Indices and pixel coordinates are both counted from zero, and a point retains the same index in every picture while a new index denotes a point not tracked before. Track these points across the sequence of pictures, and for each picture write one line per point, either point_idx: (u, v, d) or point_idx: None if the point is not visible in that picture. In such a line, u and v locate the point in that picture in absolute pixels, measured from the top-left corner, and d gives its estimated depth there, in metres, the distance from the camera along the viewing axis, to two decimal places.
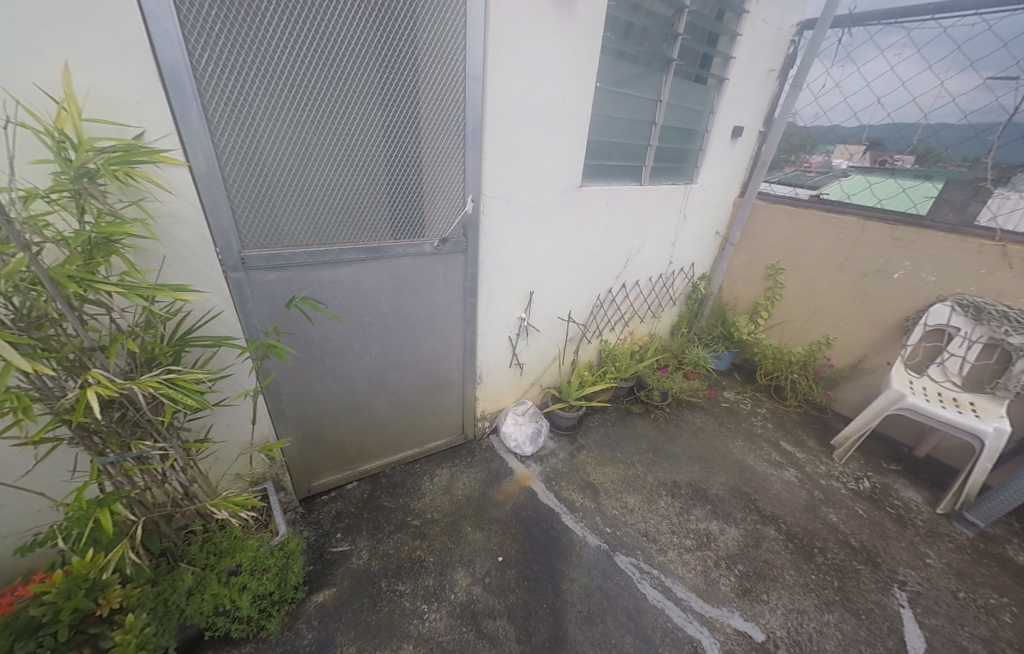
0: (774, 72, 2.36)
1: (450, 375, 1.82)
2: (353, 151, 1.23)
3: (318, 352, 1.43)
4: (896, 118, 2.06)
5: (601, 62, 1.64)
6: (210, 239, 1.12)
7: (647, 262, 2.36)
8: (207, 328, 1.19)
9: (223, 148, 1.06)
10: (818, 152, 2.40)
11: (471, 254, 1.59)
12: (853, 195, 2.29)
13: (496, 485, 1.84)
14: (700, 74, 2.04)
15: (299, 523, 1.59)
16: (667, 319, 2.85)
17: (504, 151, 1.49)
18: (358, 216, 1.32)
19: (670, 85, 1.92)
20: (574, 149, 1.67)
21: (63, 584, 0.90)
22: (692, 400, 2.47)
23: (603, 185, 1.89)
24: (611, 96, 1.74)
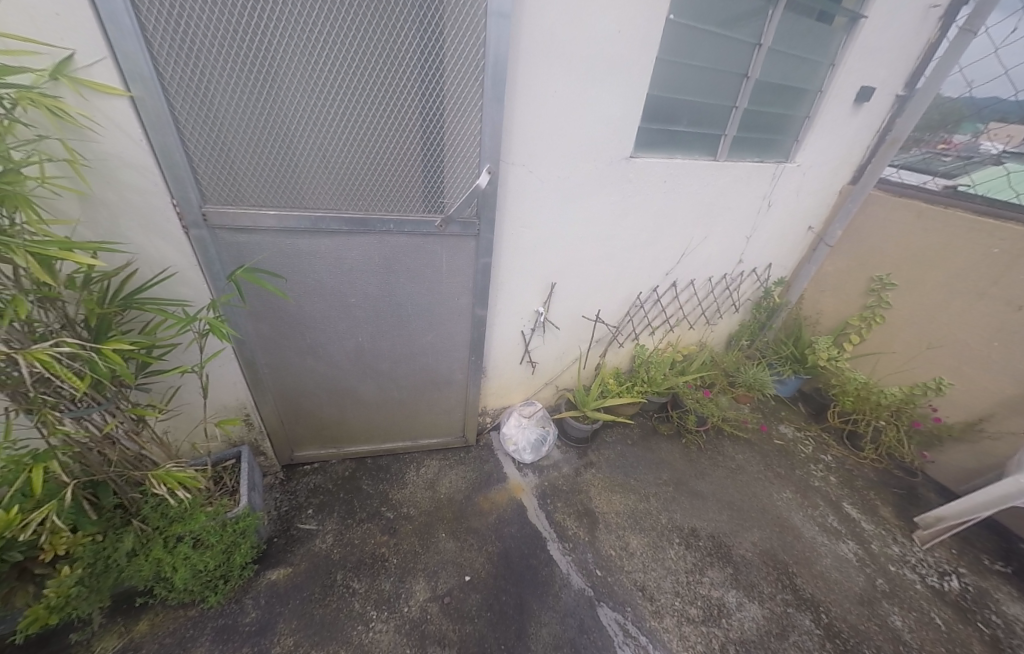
0: (939, 8, 1.68)
1: (452, 374, 1.59)
2: (339, 94, 0.96)
3: (294, 329, 1.25)
4: None
5: None
6: (165, 188, 0.95)
7: (708, 259, 1.91)
8: (166, 288, 1.07)
9: (173, 80, 0.85)
10: (962, 132, 1.81)
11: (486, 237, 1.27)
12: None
13: (483, 491, 1.66)
14: (828, 9, 1.49)
15: (275, 490, 1.55)
16: (724, 327, 2.34)
17: (533, 105, 1.15)
18: (347, 180, 1.07)
19: (776, 25, 1.41)
20: (629, 108, 1.29)
21: None
22: (736, 434, 2.03)
23: (663, 159, 1.47)
24: (690, 35, 1.30)
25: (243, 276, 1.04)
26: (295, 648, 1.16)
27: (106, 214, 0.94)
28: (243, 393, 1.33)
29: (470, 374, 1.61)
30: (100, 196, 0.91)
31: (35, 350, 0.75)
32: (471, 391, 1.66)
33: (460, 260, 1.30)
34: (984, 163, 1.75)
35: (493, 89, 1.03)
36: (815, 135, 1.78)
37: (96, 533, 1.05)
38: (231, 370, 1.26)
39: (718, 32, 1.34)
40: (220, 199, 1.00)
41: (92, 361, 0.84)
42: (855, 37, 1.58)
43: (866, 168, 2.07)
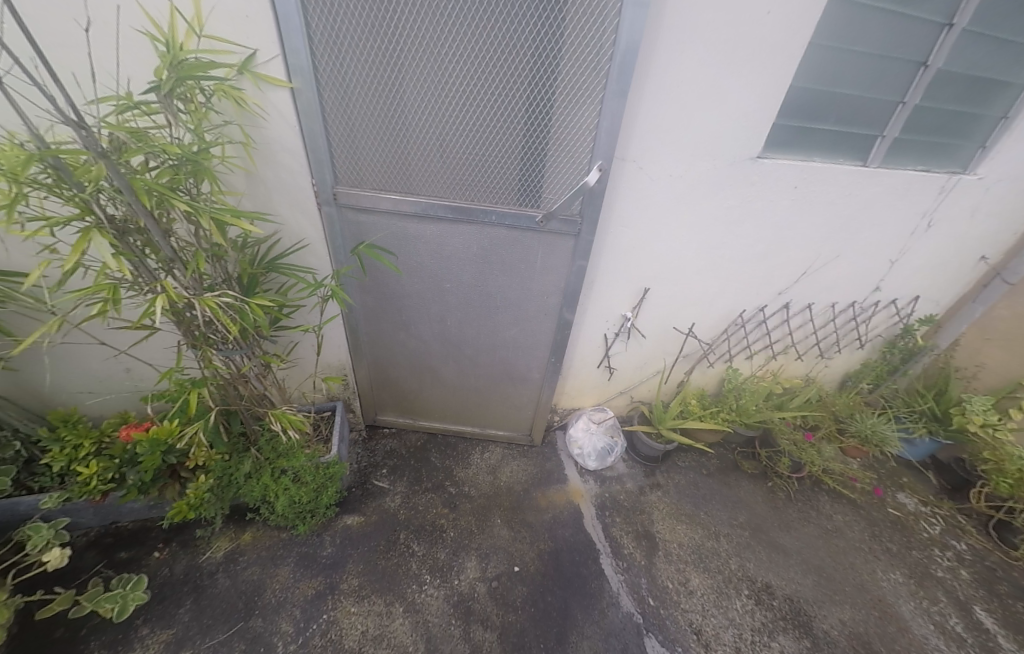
0: None
1: (528, 372, 1.58)
2: (462, 86, 0.98)
3: (393, 305, 1.36)
4: None
5: None
6: (307, 169, 1.08)
7: (835, 283, 1.63)
8: (299, 257, 1.23)
9: (326, 72, 0.95)
10: None
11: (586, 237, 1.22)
12: None
13: (542, 488, 1.67)
14: None
15: (359, 445, 1.73)
16: (843, 363, 1.96)
17: (655, 99, 1.07)
18: (458, 169, 1.10)
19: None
20: (769, 103, 1.12)
21: (148, 443, 1.12)
22: (839, 490, 1.74)
23: (800, 163, 1.27)
24: (859, 15, 1.08)
25: (365, 250, 1.16)
26: (360, 588, 1.30)
27: (263, 189, 1.09)
28: (345, 355, 1.50)
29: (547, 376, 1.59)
30: (262, 175, 1.07)
31: (207, 297, 0.91)
32: (544, 394, 1.63)
33: (552, 258, 1.27)
34: None
35: (617, 83, 0.96)
36: (1018, 141, 1.38)
37: (225, 452, 1.29)
38: (339, 334, 1.42)
39: (894, 10, 1.10)
40: (349, 181, 1.11)
41: (243, 311, 1.00)
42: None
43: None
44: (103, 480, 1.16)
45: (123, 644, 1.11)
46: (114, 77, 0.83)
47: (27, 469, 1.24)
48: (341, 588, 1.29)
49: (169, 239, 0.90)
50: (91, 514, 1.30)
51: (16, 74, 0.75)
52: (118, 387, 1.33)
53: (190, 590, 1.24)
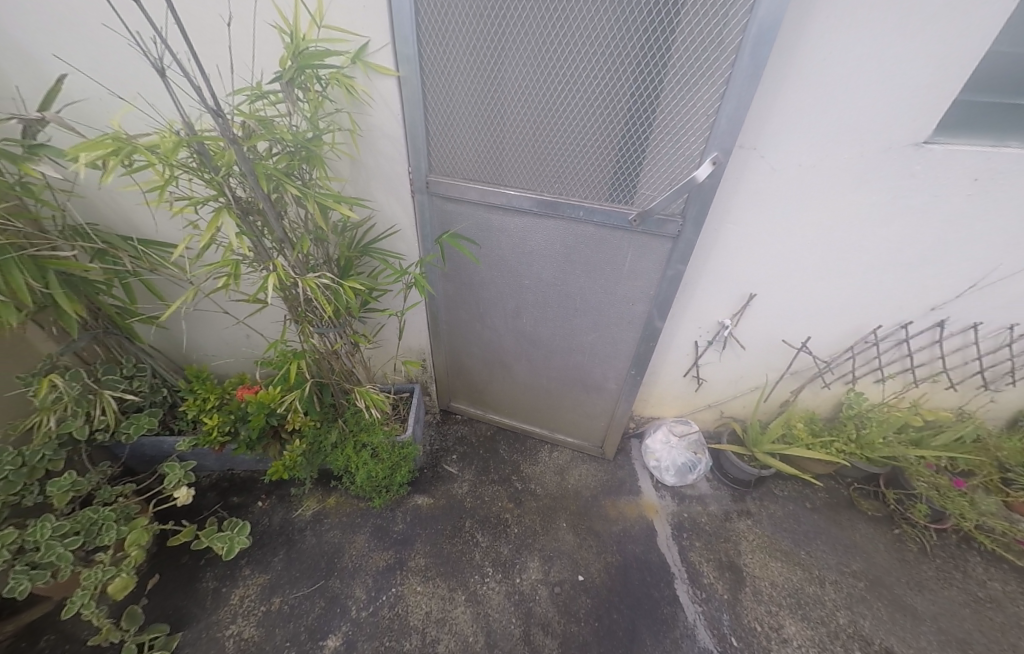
0: None
1: (602, 383, 1.39)
2: (561, 69, 0.87)
3: (469, 296, 1.35)
4: None
5: None
6: (405, 155, 1.10)
7: (1019, 298, 1.27)
8: (390, 241, 1.28)
9: (430, 59, 0.94)
10: None
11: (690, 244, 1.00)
12: None
13: (612, 497, 1.57)
14: None
15: (432, 428, 1.78)
16: (1019, 396, 1.54)
17: (796, 76, 0.90)
18: (546, 162, 1.01)
19: None
20: (957, 70, 0.87)
21: (256, 404, 1.28)
22: (999, 555, 1.37)
23: (991, 151, 0.99)
24: None
25: (446, 240, 1.14)
26: (425, 568, 1.33)
27: (365, 175, 1.15)
28: (425, 340, 1.55)
29: (625, 389, 1.38)
30: (364, 160, 1.12)
31: (308, 278, 0.97)
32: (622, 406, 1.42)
33: (642, 265, 1.08)
34: None
35: (750, 52, 0.74)
36: None
37: (317, 420, 1.41)
38: (420, 319, 1.46)
39: None
40: (442, 170, 1.11)
41: (338, 292, 1.06)
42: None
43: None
44: (222, 432, 1.34)
45: (230, 580, 1.27)
46: (249, 69, 0.91)
47: (171, 412, 1.48)
48: (409, 565, 1.33)
49: (282, 221, 0.97)
50: (213, 460, 1.50)
51: (174, 71, 0.86)
52: (236, 350, 1.51)
53: (284, 541, 1.37)
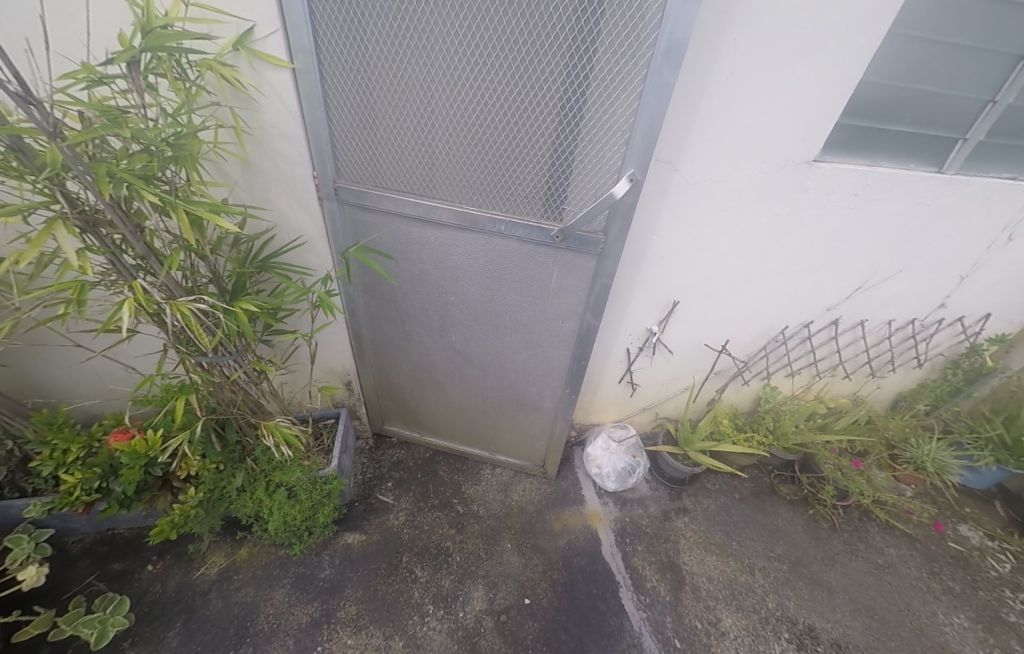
0: None
1: (540, 400, 1.35)
2: (476, 74, 0.82)
3: (392, 312, 1.24)
4: None
5: None
6: (308, 158, 0.98)
7: (893, 298, 1.46)
8: (299, 255, 1.14)
9: (329, 51, 0.84)
10: None
11: (612, 260, 1.00)
12: None
13: (556, 510, 1.54)
14: None
15: (364, 455, 1.64)
16: (898, 380, 1.77)
17: (706, 95, 0.93)
18: (466, 172, 0.94)
19: None
20: (836, 97, 0.95)
21: (129, 454, 1.05)
22: (891, 525, 1.53)
23: (865, 170, 1.11)
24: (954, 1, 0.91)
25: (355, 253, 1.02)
26: (357, 617, 1.19)
27: (262, 180, 1.00)
28: (347, 360, 1.40)
29: (559, 408, 1.34)
30: (256, 162, 0.97)
31: (178, 302, 0.81)
32: (560, 427, 1.40)
33: (568, 281, 1.05)
34: None
35: (660, 68, 0.74)
36: None
37: (217, 463, 1.21)
38: (340, 339, 1.32)
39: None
40: (353, 176, 1.00)
41: (225, 318, 0.91)
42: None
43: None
44: (87, 490, 1.09)
45: None
46: (85, 46, 0.74)
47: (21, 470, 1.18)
48: (338, 615, 1.19)
49: (142, 235, 0.80)
50: (84, 522, 1.23)
51: None
52: (111, 385, 1.26)
53: (181, 611, 1.15)
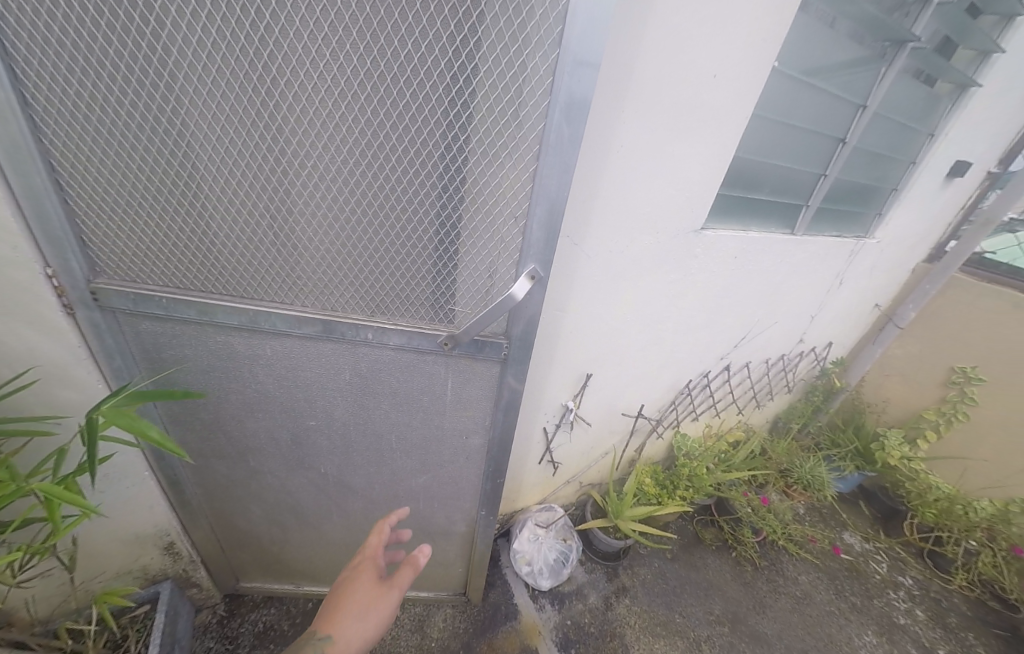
0: None
1: (452, 526, 1.10)
2: (313, 143, 0.59)
3: (236, 445, 0.87)
4: None
5: (796, 28, 0.91)
6: (29, 250, 0.59)
7: (768, 342, 1.61)
8: (40, 394, 0.70)
9: (46, 90, 0.52)
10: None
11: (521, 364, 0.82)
12: None
13: (488, 635, 1.27)
14: (936, 72, 1.23)
15: (210, 635, 1.14)
16: (777, 405, 1.98)
17: (603, 170, 0.84)
18: (313, 267, 0.68)
19: (887, 86, 1.15)
20: (713, 175, 0.98)
21: None
22: (798, 551, 1.63)
23: (741, 236, 1.16)
24: (794, 87, 1.00)
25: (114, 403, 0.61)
26: None
27: None
28: (163, 517, 0.94)
29: (475, 527, 1.10)
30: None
31: None
32: (479, 551, 1.15)
33: (466, 389, 0.85)
34: None
35: (557, 148, 0.61)
36: (900, 209, 1.48)
37: None
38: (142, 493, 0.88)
39: (818, 86, 1.04)
40: (127, 275, 0.65)
41: None
42: (965, 102, 1.32)
43: (950, 244, 1.79)
44: None
45: None
46: None
47: None
48: None
49: None
50: None
51: None
52: None
53: None
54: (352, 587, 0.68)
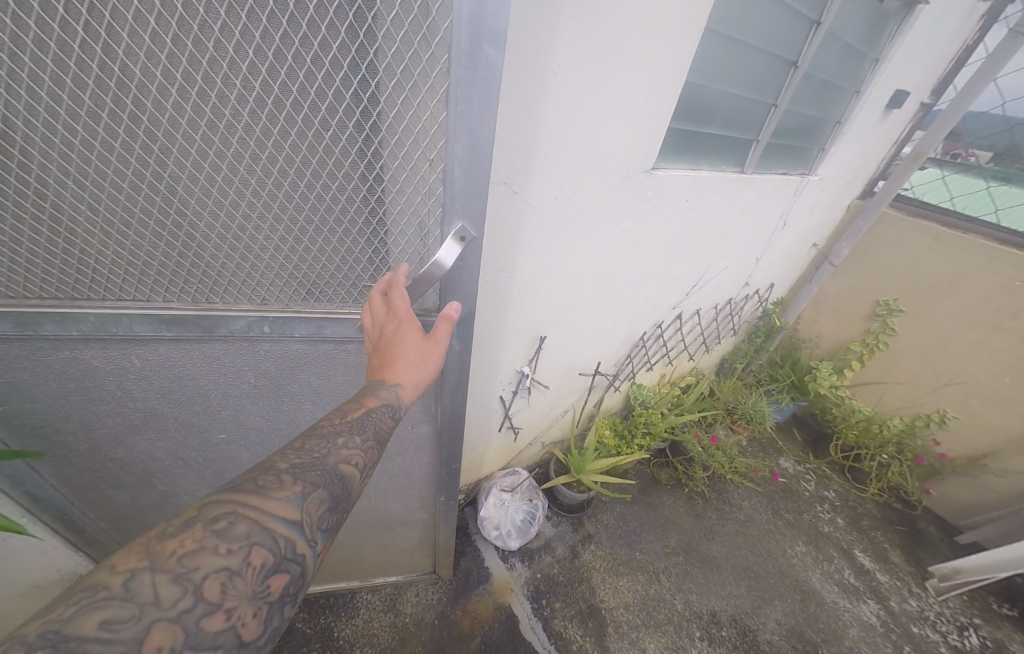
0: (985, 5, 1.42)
1: (412, 511, 1.08)
2: (159, 99, 0.46)
3: (138, 469, 0.82)
4: (1009, 110, 1.53)
5: None
6: None
7: (717, 290, 1.64)
8: None
9: None
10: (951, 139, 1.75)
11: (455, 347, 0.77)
12: (1002, 212, 1.59)
13: (462, 600, 1.31)
14: None
15: None
16: (721, 349, 2.11)
17: (538, 107, 0.73)
18: (197, 256, 0.57)
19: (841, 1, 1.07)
20: (658, 113, 0.90)
21: None
22: (743, 481, 1.78)
23: (692, 173, 1.09)
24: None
25: None
26: None
27: None
28: None
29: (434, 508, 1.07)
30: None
31: None
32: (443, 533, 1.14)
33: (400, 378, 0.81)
34: (968, 170, 1.69)
35: (471, 97, 0.53)
36: (841, 144, 1.47)
37: None
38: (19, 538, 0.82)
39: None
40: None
41: None
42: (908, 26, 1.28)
43: (880, 182, 1.85)
44: None
45: None
46: None
47: None
48: None
49: None
50: None
51: None
52: None
53: None
54: (402, 340, 0.61)
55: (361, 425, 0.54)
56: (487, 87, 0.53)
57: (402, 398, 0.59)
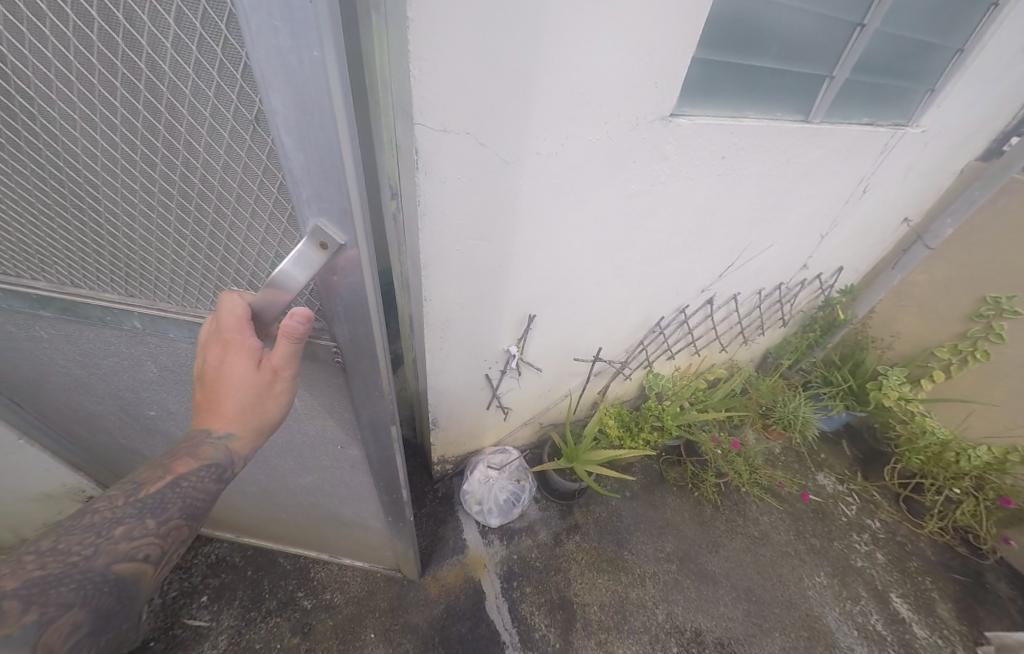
0: None
1: (361, 516, 1.01)
2: None
3: (97, 424, 0.81)
4: None
5: None
6: None
7: (762, 270, 1.36)
8: None
9: None
10: None
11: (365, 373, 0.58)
12: None
13: (433, 567, 1.31)
14: None
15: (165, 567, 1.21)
16: (767, 340, 1.83)
17: (502, 31, 0.55)
18: (37, 229, 0.49)
19: None
20: (685, 37, 0.68)
21: None
22: (763, 495, 1.56)
23: (732, 121, 0.85)
24: None
25: None
26: None
27: None
28: (73, 476, 0.96)
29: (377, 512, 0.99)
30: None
31: None
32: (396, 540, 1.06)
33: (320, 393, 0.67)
34: None
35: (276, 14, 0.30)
36: (963, 81, 1.08)
37: None
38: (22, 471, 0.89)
39: None
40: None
41: None
42: None
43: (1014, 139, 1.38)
44: None
45: None
46: None
47: None
48: None
49: None
50: None
51: None
52: None
53: None
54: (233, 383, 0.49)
55: (154, 504, 0.46)
56: (302, 47, 0.32)
57: (233, 451, 0.50)
